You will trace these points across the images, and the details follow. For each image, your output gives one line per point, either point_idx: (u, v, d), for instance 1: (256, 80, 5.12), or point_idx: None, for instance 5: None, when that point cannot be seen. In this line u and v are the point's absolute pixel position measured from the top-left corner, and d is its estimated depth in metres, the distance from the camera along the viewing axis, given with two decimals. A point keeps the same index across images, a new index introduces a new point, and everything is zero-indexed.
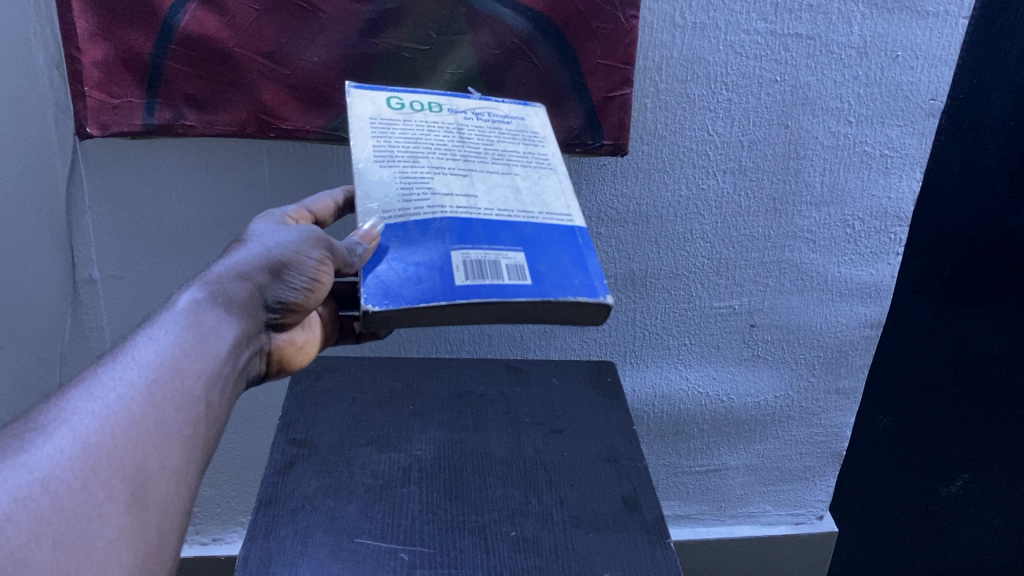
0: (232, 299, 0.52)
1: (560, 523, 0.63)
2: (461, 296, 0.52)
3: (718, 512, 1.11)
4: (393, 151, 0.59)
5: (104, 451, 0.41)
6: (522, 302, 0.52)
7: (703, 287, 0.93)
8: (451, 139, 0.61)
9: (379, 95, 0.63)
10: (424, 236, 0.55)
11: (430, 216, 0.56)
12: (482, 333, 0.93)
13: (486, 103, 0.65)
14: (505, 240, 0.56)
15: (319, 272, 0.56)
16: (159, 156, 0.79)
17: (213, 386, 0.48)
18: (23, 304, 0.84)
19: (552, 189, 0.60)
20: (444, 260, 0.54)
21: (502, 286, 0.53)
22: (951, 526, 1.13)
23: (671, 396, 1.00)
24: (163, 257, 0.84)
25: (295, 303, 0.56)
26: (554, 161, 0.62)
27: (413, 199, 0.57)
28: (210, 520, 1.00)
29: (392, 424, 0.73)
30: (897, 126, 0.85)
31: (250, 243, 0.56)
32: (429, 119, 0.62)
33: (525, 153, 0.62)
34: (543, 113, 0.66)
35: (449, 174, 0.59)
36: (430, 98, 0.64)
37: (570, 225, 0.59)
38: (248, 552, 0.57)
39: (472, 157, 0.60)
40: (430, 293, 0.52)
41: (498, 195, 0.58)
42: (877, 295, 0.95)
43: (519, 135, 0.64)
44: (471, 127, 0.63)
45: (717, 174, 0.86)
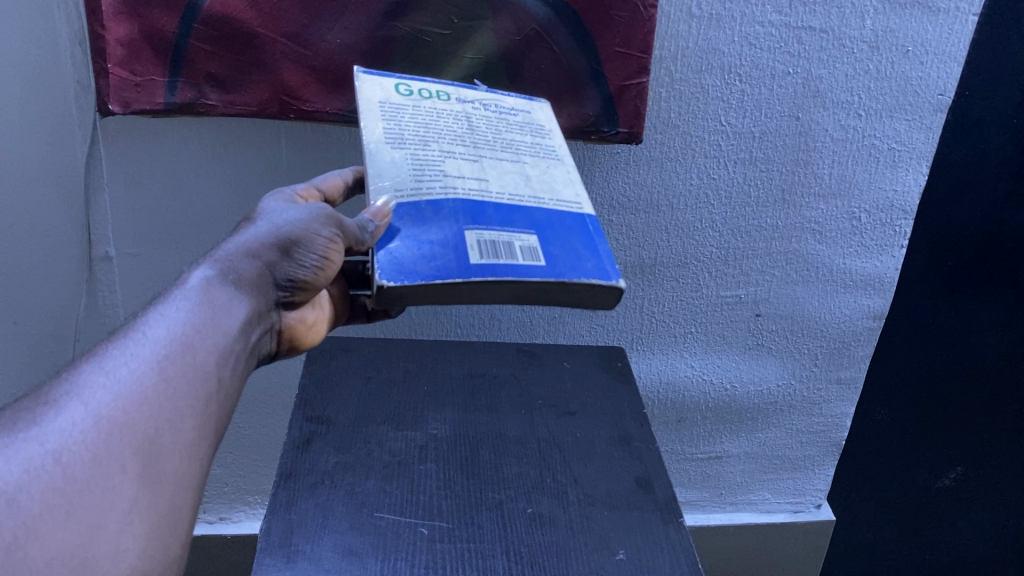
0: (243, 277, 0.52)
1: (575, 500, 0.64)
2: (476, 274, 0.53)
3: (718, 499, 1.12)
4: (404, 134, 0.59)
5: (116, 425, 0.41)
6: (536, 281, 0.53)
7: (711, 276, 0.94)
8: (460, 126, 0.62)
9: (388, 80, 0.63)
10: (437, 215, 0.56)
11: (442, 196, 0.57)
12: (493, 317, 0.94)
13: (493, 95, 0.66)
14: (518, 223, 0.57)
15: (329, 250, 0.56)
16: (179, 136, 0.80)
17: (225, 363, 0.48)
18: (39, 279, 0.85)
19: (560, 178, 0.62)
20: (458, 239, 0.54)
21: (516, 266, 0.54)
22: (943, 517, 1.15)
23: (676, 383, 1.01)
24: (182, 237, 0.85)
25: (305, 282, 0.56)
26: (561, 153, 0.64)
27: (426, 180, 0.57)
28: (217, 498, 1.01)
29: (407, 403, 0.74)
30: (905, 120, 0.87)
31: (259, 221, 0.56)
32: (438, 107, 0.63)
33: (533, 143, 0.64)
34: (547, 110, 0.68)
35: (460, 159, 0.59)
36: (439, 87, 0.64)
37: (580, 213, 0.60)
38: (270, 524, 0.58)
39: (482, 145, 0.61)
40: (445, 270, 0.53)
41: (509, 180, 0.59)
42: (881, 287, 0.97)
43: (525, 126, 0.65)
44: (479, 115, 0.64)
45: (728, 164, 0.87)
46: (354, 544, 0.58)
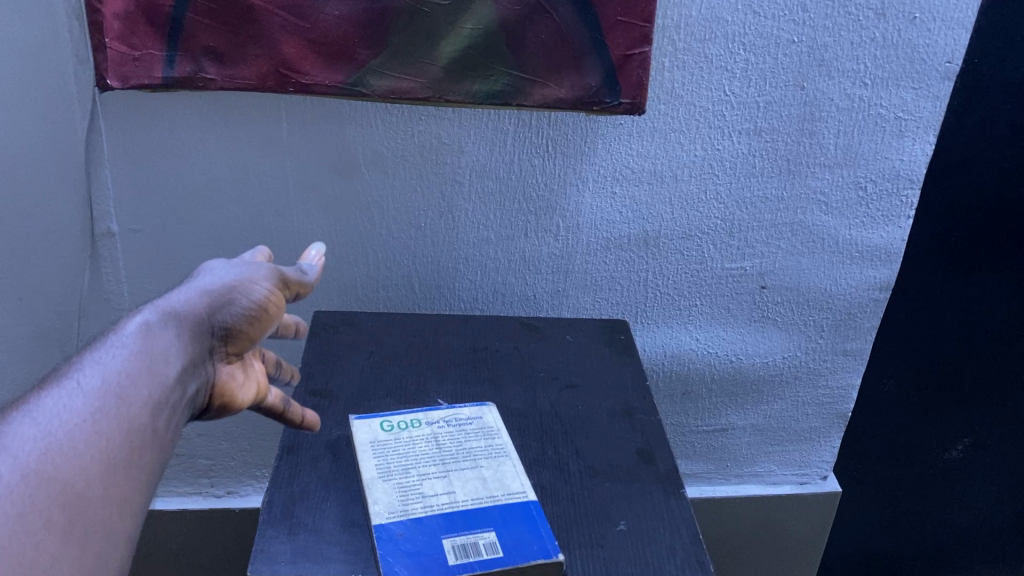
0: (184, 323, 0.54)
1: (576, 472, 0.64)
2: (457, 570, 0.52)
3: (724, 471, 1.12)
4: (390, 466, 0.61)
5: (43, 478, 0.41)
6: (510, 565, 0.53)
7: (716, 248, 0.93)
8: (430, 449, 0.63)
9: (373, 420, 0.66)
10: (415, 533, 0.55)
11: (423, 512, 0.57)
12: (496, 291, 0.93)
13: (449, 410, 0.68)
14: (481, 523, 0.56)
15: (268, 300, 0.59)
16: (178, 111, 0.79)
17: (159, 413, 0.50)
18: (43, 254, 0.85)
19: (511, 472, 0.62)
20: (433, 549, 0.54)
21: (488, 559, 0.53)
22: (951, 488, 1.18)
23: (681, 355, 1.01)
24: (182, 211, 0.84)
25: (241, 330, 0.58)
26: (512, 451, 0.64)
27: (410, 502, 0.58)
28: (225, 472, 1.01)
29: (410, 377, 0.74)
30: (912, 89, 0.85)
31: (197, 278, 0.59)
32: (414, 437, 0.65)
33: (487, 446, 0.64)
34: (498, 409, 0.70)
35: (433, 477, 0.60)
36: (409, 415, 0.67)
37: (525, 500, 0.59)
38: (272, 497, 0.59)
39: (449, 459, 0.62)
40: (430, 569, 0.52)
41: (471, 486, 0.60)
42: (888, 258, 0.95)
43: (480, 434, 0.66)
44: (444, 433, 0.65)
45: (732, 135, 0.87)
46: (356, 516, 0.58)
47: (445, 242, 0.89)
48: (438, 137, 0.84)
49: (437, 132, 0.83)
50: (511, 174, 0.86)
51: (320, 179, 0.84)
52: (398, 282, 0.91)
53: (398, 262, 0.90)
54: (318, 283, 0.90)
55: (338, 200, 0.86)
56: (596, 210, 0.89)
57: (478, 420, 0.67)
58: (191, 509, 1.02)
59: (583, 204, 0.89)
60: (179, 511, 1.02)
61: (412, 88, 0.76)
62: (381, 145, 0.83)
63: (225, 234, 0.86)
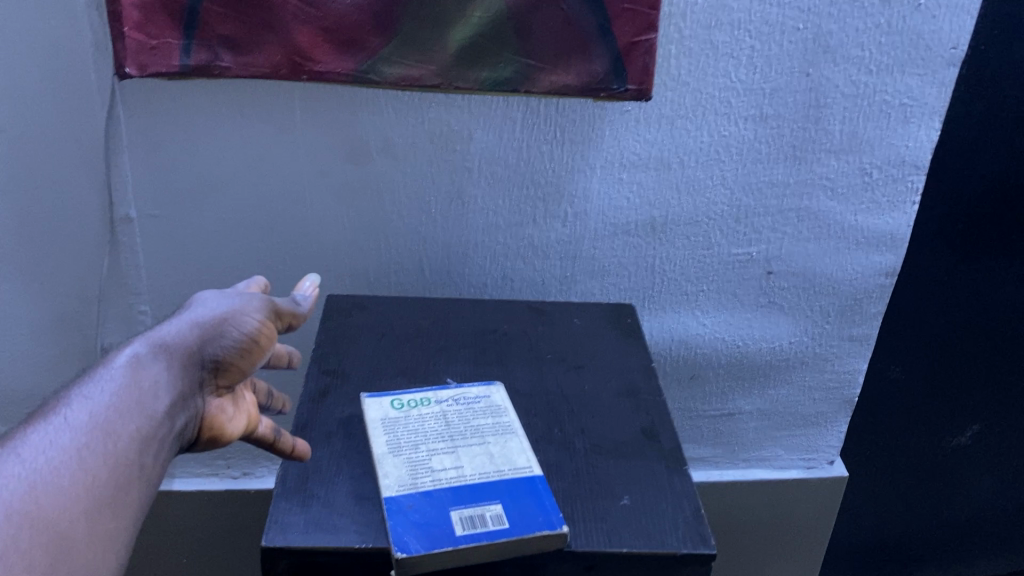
0: (174, 357, 0.55)
1: (582, 450, 0.66)
2: (464, 541, 0.54)
3: (731, 455, 1.13)
4: (400, 442, 0.63)
5: (28, 517, 0.43)
6: (515, 538, 0.55)
7: (723, 233, 0.95)
8: (439, 426, 0.65)
9: (384, 398, 0.68)
10: (423, 505, 0.57)
11: (432, 486, 0.58)
12: (506, 277, 0.95)
13: (458, 390, 0.70)
14: (488, 496, 0.58)
15: (259, 332, 0.60)
16: (195, 100, 0.81)
17: (147, 449, 0.51)
18: (65, 239, 0.88)
19: (517, 448, 0.63)
20: (441, 520, 0.56)
21: (494, 532, 0.55)
22: (958, 472, 1.22)
23: (688, 341, 1.02)
24: (198, 197, 0.87)
25: (231, 363, 0.59)
26: (519, 428, 0.66)
27: (420, 477, 0.59)
28: (241, 454, 1.04)
29: (420, 358, 0.76)
30: (917, 75, 0.86)
31: (190, 310, 0.60)
32: (423, 414, 0.67)
33: (494, 423, 0.66)
34: (505, 389, 0.72)
35: (441, 453, 0.62)
36: (419, 394, 0.69)
37: (531, 475, 0.61)
38: (286, 471, 0.61)
39: (457, 436, 0.64)
40: (437, 540, 0.54)
41: (478, 461, 0.61)
42: (893, 244, 0.96)
43: (487, 411, 0.68)
44: (452, 411, 0.67)
45: (739, 121, 0.88)
46: (368, 489, 0.60)
47: (455, 228, 0.91)
48: (447, 124, 0.85)
49: (447, 119, 0.85)
50: (520, 160, 0.88)
51: (333, 166, 0.86)
52: (410, 267, 0.93)
53: (409, 247, 0.92)
54: (331, 268, 0.92)
55: (350, 186, 0.87)
56: (603, 196, 0.91)
57: (486, 398, 0.69)
58: (210, 490, 1.04)
59: (591, 190, 0.90)
60: (196, 492, 1.04)
61: (422, 76, 0.78)
62: (392, 132, 0.85)
63: (240, 219, 0.88)
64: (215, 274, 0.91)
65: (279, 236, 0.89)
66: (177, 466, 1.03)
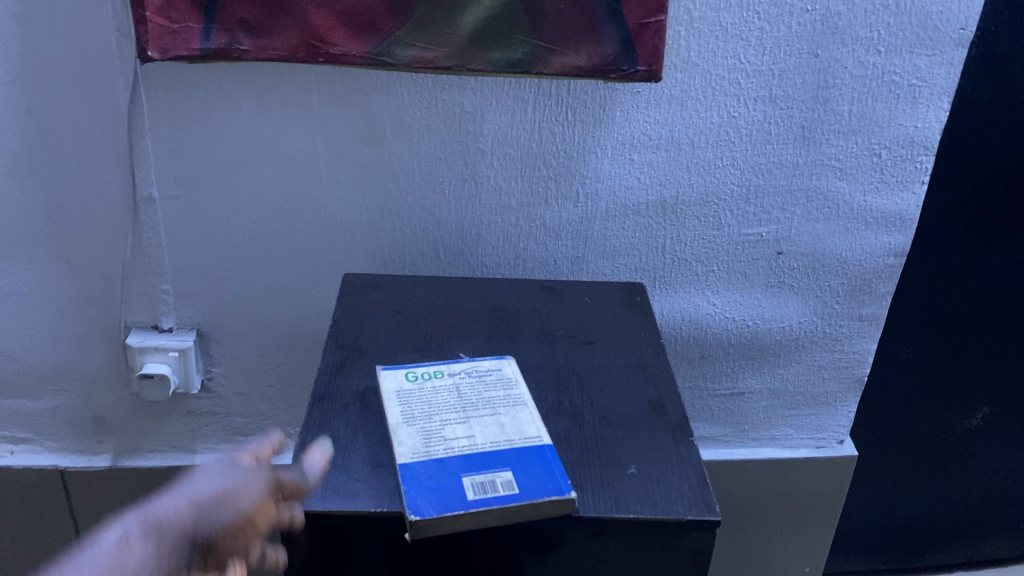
0: (152, 554, 0.47)
1: (590, 421, 0.68)
2: (475, 505, 0.56)
3: (741, 434, 1.14)
4: (414, 412, 0.65)
5: None
6: (524, 502, 0.57)
7: (732, 213, 0.96)
8: (451, 397, 0.67)
9: (399, 371, 0.70)
10: (436, 471, 0.59)
11: (445, 454, 0.61)
12: (518, 257, 0.96)
13: (470, 363, 0.72)
14: (498, 463, 0.60)
15: (257, 514, 0.52)
16: (214, 82, 0.84)
17: None
18: (91, 220, 0.90)
19: (527, 418, 0.65)
20: (454, 484, 0.58)
21: (504, 496, 0.57)
22: (968, 453, 1.24)
23: (698, 321, 1.04)
24: (218, 177, 0.89)
25: (223, 552, 0.50)
26: (529, 399, 0.68)
27: (433, 445, 0.61)
28: (260, 430, 1.06)
29: (434, 333, 0.78)
30: (926, 56, 0.87)
31: (184, 488, 0.52)
32: (437, 386, 0.69)
33: (505, 395, 0.68)
34: (516, 363, 0.73)
35: (454, 422, 0.64)
36: (433, 367, 0.71)
37: (540, 444, 0.63)
38: (305, 440, 0.63)
39: (469, 406, 0.66)
40: (450, 503, 0.56)
41: (489, 430, 0.63)
42: (902, 224, 0.97)
43: (499, 384, 0.70)
44: (464, 383, 0.69)
45: (748, 102, 0.89)
46: (382, 457, 0.62)
47: (468, 209, 0.93)
48: (460, 106, 0.87)
49: (460, 101, 0.87)
50: (532, 142, 0.89)
51: (349, 147, 0.88)
52: (425, 248, 0.95)
53: (424, 228, 0.94)
54: (348, 248, 0.94)
55: (366, 167, 0.89)
56: (614, 177, 0.92)
57: (497, 371, 0.71)
58: None
59: (602, 171, 0.92)
60: None
61: (435, 57, 0.79)
62: (406, 114, 0.87)
63: (259, 200, 0.90)
64: (235, 253, 0.93)
65: (297, 216, 0.92)
66: (199, 442, 1.06)
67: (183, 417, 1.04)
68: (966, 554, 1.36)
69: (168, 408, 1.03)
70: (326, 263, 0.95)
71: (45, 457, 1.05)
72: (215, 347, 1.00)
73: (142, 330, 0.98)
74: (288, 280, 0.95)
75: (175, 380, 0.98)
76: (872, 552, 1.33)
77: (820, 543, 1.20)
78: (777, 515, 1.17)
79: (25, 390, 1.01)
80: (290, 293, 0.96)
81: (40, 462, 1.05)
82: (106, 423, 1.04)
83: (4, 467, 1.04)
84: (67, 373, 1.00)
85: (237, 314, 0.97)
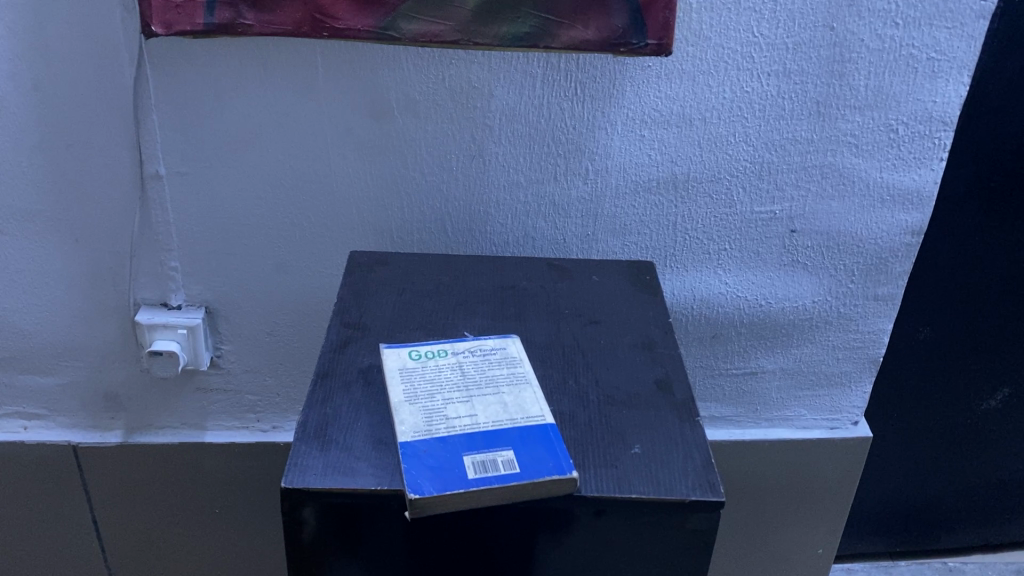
0: None
1: (595, 401, 0.67)
2: (476, 484, 0.56)
3: (754, 415, 1.13)
4: (417, 390, 0.65)
5: None
6: (524, 482, 0.56)
7: (745, 191, 0.94)
8: (455, 375, 0.67)
9: (403, 349, 0.70)
10: (438, 450, 0.59)
11: (447, 432, 0.60)
12: (527, 235, 0.95)
13: (475, 341, 0.72)
14: (500, 442, 0.59)
15: None
16: (220, 57, 0.83)
17: None
18: (99, 197, 0.90)
19: (531, 398, 0.65)
20: (454, 463, 0.57)
21: (505, 475, 0.57)
22: (985, 435, 1.22)
23: (710, 300, 1.02)
24: (225, 153, 0.88)
25: None
26: (533, 378, 0.67)
27: (435, 423, 0.61)
28: (270, 407, 1.06)
29: (440, 312, 0.78)
30: (945, 28, 0.85)
31: None
32: (440, 364, 0.68)
33: (509, 373, 0.68)
34: (521, 341, 0.73)
35: (456, 401, 0.64)
36: (437, 346, 0.71)
37: (543, 423, 0.62)
38: (307, 418, 0.63)
39: (472, 385, 0.65)
40: (450, 481, 0.56)
41: (492, 409, 0.63)
42: (919, 202, 0.95)
43: (503, 362, 0.69)
44: (468, 362, 0.69)
45: (761, 77, 0.87)
46: (384, 435, 0.61)
47: (476, 186, 0.92)
48: (468, 81, 0.86)
49: (467, 76, 0.85)
50: (541, 117, 0.88)
51: (356, 123, 0.87)
52: (432, 225, 0.94)
53: (431, 205, 0.93)
54: (355, 225, 0.93)
55: (372, 143, 0.89)
56: (624, 153, 0.91)
57: (501, 349, 0.70)
58: (240, 442, 1.07)
59: (611, 147, 0.90)
60: (226, 444, 1.07)
61: (441, 31, 0.78)
62: (414, 89, 0.86)
63: (267, 176, 0.90)
64: (242, 231, 0.93)
65: (304, 193, 0.91)
66: (210, 419, 1.06)
67: (193, 394, 1.04)
68: (983, 537, 1.35)
69: (178, 384, 1.03)
70: (333, 241, 0.94)
71: (57, 433, 1.06)
72: (224, 324, 1.00)
73: (151, 307, 0.98)
74: (295, 258, 0.95)
75: (184, 357, 0.98)
76: (887, 534, 1.32)
77: (830, 527, 1.19)
78: (790, 497, 1.16)
79: (37, 365, 1.01)
80: (298, 270, 0.96)
81: (52, 437, 1.05)
82: (117, 399, 1.04)
83: (18, 442, 1.04)
84: (78, 349, 1.00)
85: (246, 291, 0.97)
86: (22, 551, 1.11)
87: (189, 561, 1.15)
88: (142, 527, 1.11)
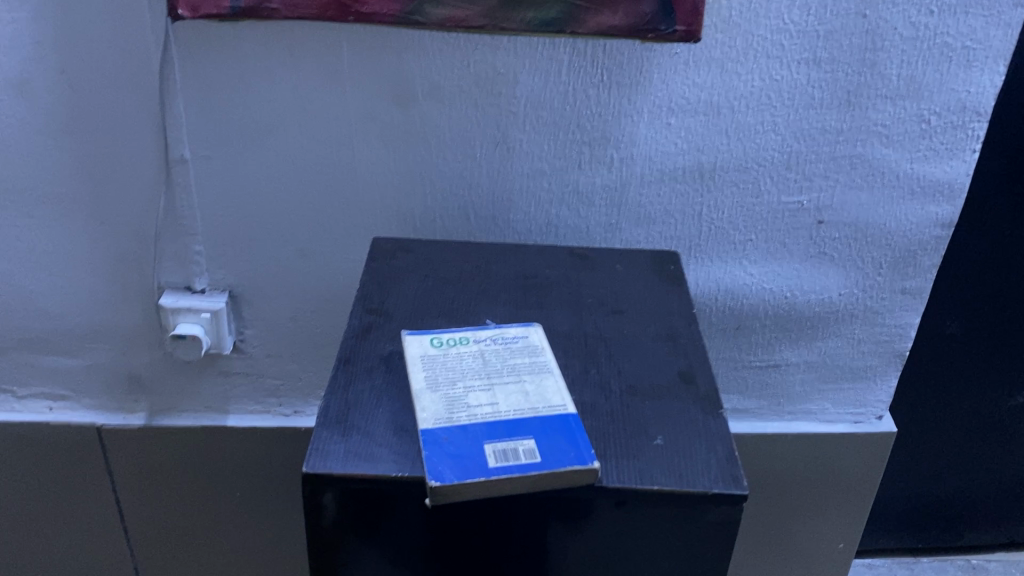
0: None
1: (617, 391, 0.66)
2: (497, 472, 0.55)
3: (777, 408, 1.12)
4: (438, 378, 0.64)
5: None
6: (545, 471, 0.56)
7: (773, 181, 0.93)
8: (476, 363, 0.66)
9: (425, 337, 0.70)
10: (459, 438, 0.58)
11: (468, 421, 0.60)
12: (550, 223, 0.95)
13: (497, 329, 0.71)
14: (521, 431, 0.59)
15: None
16: (245, 41, 0.83)
17: None
18: (124, 180, 0.91)
19: (552, 387, 0.64)
20: (475, 451, 0.57)
21: (527, 464, 0.56)
22: (1012, 432, 1.20)
23: (735, 291, 1.01)
24: (249, 138, 0.88)
25: None
26: (555, 367, 0.67)
27: (456, 411, 0.61)
28: (292, 391, 1.07)
29: (462, 299, 0.77)
30: (981, 16, 0.83)
31: None
32: (462, 352, 0.68)
33: (530, 362, 0.67)
34: (543, 330, 0.72)
35: (478, 389, 0.63)
36: (459, 334, 0.70)
37: (564, 413, 0.62)
38: (328, 403, 0.63)
39: (494, 374, 0.65)
40: (470, 469, 0.55)
41: (514, 398, 0.62)
42: (951, 194, 0.94)
43: (524, 351, 0.69)
44: (490, 350, 0.68)
45: (791, 65, 0.86)
46: (405, 422, 0.61)
47: (500, 173, 0.91)
48: (493, 67, 0.85)
49: (492, 62, 0.85)
50: (566, 104, 0.87)
51: (380, 109, 0.87)
52: (455, 212, 0.94)
53: (455, 192, 0.92)
54: (378, 212, 0.93)
55: (397, 129, 0.88)
56: (650, 141, 0.90)
57: (523, 338, 0.70)
58: (263, 427, 1.07)
59: (637, 135, 0.89)
60: (248, 428, 1.07)
61: (467, 17, 0.78)
62: (439, 75, 0.85)
63: (290, 162, 0.90)
64: (266, 216, 0.93)
65: (328, 178, 0.91)
66: (232, 402, 1.07)
67: (216, 377, 1.05)
68: (1007, 535, 1.33)
69: (201, 367, 1.04)
70: (356, 227, 0.94)
71: (82, 414, 1.07)
72: (247, 308, 1.00)
73: (175, 290, 0.98)
74: (318, 243, 0.95)
75: (208, 341, 0.98)
76: (910, 530, 1.30)
77: (853, 523, 1.18)
78: (813, 491, 1.15)
79: (62, 347, 1.02)
80: (321, 255, 0.96)
81: (77, 418, 1.06)
82: (141, 381, 1.05)
83: (43, 423, 1.06)
84: (102, 332, 1.01)
85: (269, 276, 0.97)
86: (47, 531, 1.13)
87: (211, 543, 1.15)
88: (163, 509, 1.12)
